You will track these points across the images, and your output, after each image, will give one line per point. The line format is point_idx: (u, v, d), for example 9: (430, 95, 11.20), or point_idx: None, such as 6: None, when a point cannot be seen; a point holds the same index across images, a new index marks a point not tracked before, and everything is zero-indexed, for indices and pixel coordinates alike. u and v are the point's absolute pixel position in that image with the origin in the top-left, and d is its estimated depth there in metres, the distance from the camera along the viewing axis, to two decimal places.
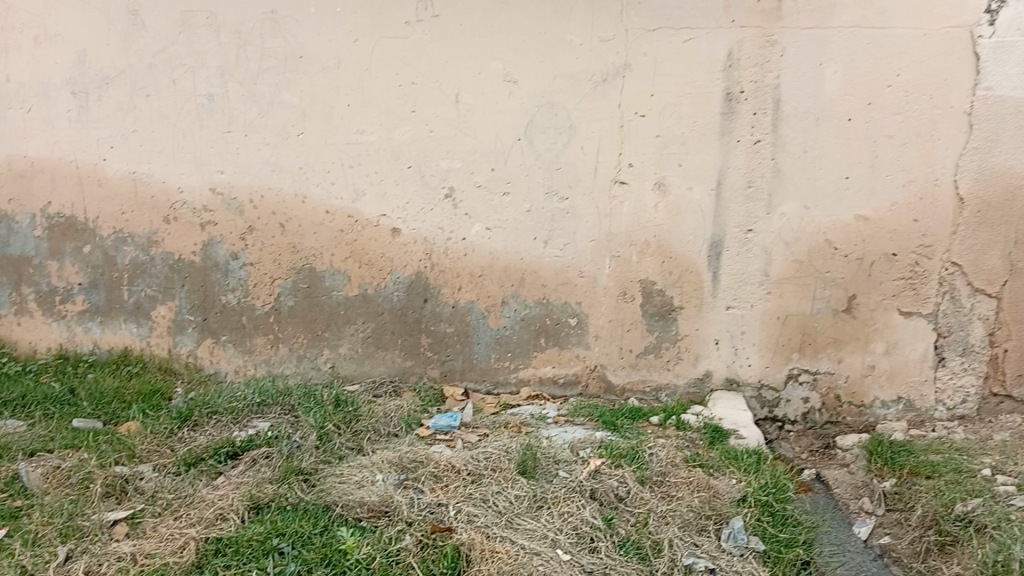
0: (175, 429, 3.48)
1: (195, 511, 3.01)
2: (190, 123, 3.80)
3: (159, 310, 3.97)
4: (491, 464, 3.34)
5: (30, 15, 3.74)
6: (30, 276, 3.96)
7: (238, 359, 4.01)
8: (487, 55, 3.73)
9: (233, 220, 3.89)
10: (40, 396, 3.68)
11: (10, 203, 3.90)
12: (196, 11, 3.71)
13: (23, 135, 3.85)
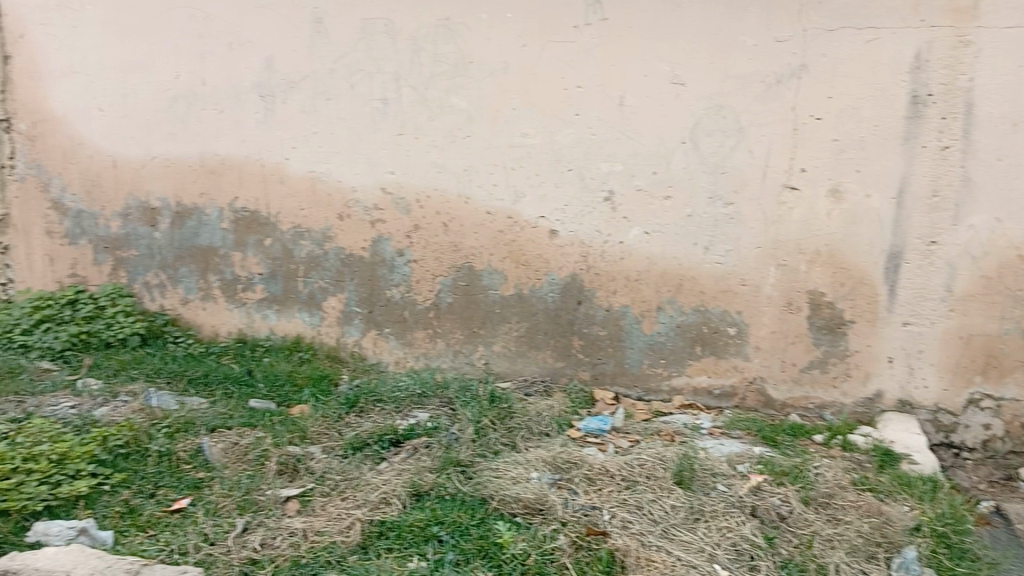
0: (343, 414, 3.66)
1: (361, 494, 3.13)
2: (366, 126, 4.01)
3: (330, 301, 4.20)
4: (646, 471, 3.29)
5: (226, 23, 4.03)
6: (216, 265, 4.27)
7: (399, 351, 4.17)
8: (656, 57, 3.70)
9: (401, 218, 4.06)
10: (222, 376, 3.95)
11: (202, 197, 4.21)
12: (376, 19, 3.90)
13: (215, 135, 4.15)
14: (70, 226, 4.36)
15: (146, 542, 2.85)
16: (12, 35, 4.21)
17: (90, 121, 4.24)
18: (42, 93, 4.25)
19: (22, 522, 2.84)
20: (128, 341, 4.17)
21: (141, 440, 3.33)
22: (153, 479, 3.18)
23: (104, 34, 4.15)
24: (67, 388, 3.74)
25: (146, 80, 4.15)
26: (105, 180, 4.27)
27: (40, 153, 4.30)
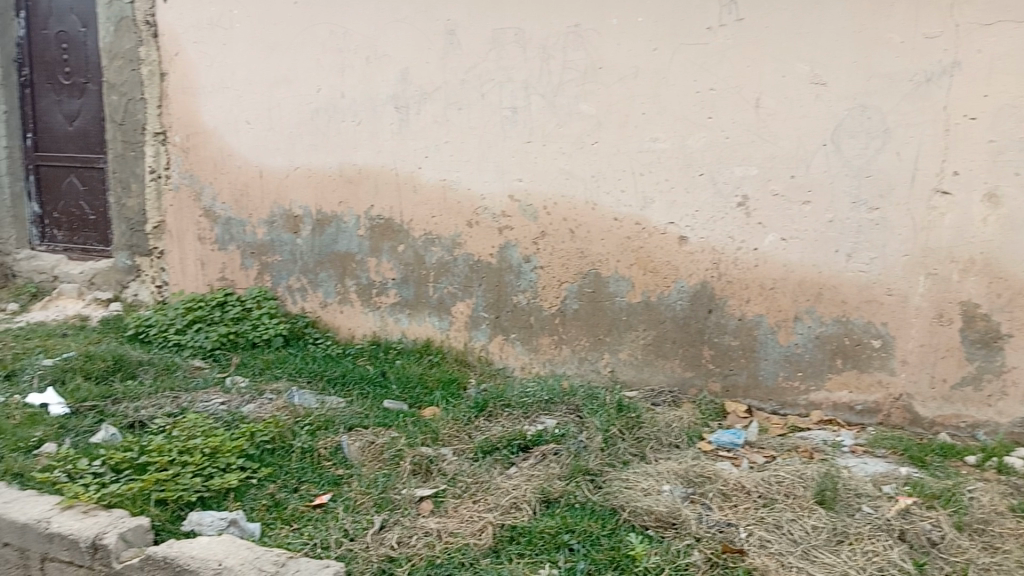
0: (473, 417, 3.73)
1: (492, 497, 3.16)
2: (495, 134, 4.07)
3: (459, 306, 4.29)
4: (784, 489, 3.17)
5: (364, 37, 4.20)
6: (353, 271, 4.45)
7: (526, 356, 4.20)
8: (794, 57, 3.56)
9: (528, 225, 4.09)
10: (358, 376, 4.11)
11: (340, 205, 4.40)
12: (506, 28, 3.96)
13: (353, 145, 4.32)
14: (220, 232, 4.65)
15: (291, 535, 2.97)
16: (170, 54, 4.57)
17: (239, 134, 4.50)
18: (195, 108, 4.57)
19: (179, 512, 3.03)
20: (272, 342, 4.39)
21: (285, 437, 3.50)
22: (296, 475, 3.32)
23: (252, 51, 4.40)
24: (218, 384, 3.99)
25: (290, 94, 4.38)
26: (251, 189, 4.53)
27: (193, 164, 4.62)
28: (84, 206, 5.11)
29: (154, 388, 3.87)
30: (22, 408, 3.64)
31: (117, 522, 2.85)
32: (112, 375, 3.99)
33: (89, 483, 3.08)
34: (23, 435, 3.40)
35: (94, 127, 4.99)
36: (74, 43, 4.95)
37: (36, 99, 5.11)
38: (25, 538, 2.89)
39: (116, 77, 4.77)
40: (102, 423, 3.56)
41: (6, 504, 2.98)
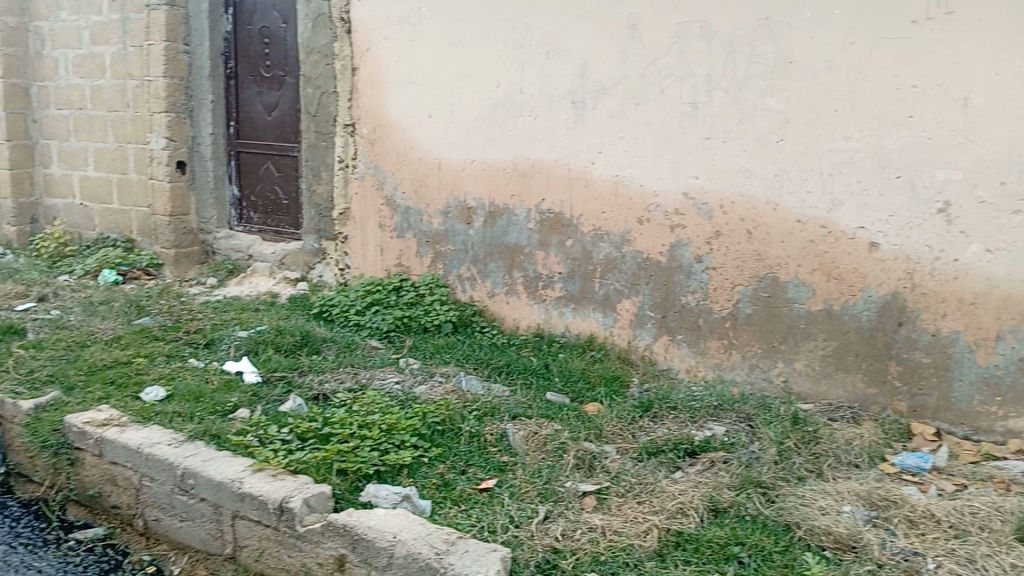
0: (638, 417, 3.69)
1: (658, 500, 3.10)
2: (674, 130, 3.98)
3: (624, 303, 4.25)
4: (980, 521, 2.90)
5: (545, 33, 4.24)
6: (521, 263, 4.52)
7: (692, 359, 4.10)
8: (1011, 53, 3.23)
9: (702, 225, 3.98)
10: (521, 367, 4.19)
11: (513, 198, 4.48)
12: (691, 22, 3.87)
13: (528, 139, 4.38)
14: (398, 220, 4.87)
15: (459, 516, 3.04)
16: (361, 50, 4.83)
17: (421, 127, 4.69)
18: (382, 101, 4.80)
19: (357, 483, 3.18)
20: (442, 327, 4.57)
21: (454, 420, 3.62)
22: (465, 457, 3.42)
23: (437, 47, 4.57)
24: (392, 364, 4.19)
25: (470, 88, 4.50)
26: (430, 180, 4.71)
27: (377, 155, 4.87)
28: (278, 191, 5.52)
29: (336, 364, 4.12)
30: (220, 374, 3.98)
31: (302, 487, 3.03)
32: (298, 349, 4.29)
33: (277, 449, 3.30)
34: (221, 399, 3.70)
35: (289, 118, 5.37)
36: (275, 38, 5.34)
37: (240, 90, 5.56)
38: (220, 495, 3.11)
39: (311, 71, 5.11)
40: (289, 393, 3.82)
41: (204, 462, 3.21)
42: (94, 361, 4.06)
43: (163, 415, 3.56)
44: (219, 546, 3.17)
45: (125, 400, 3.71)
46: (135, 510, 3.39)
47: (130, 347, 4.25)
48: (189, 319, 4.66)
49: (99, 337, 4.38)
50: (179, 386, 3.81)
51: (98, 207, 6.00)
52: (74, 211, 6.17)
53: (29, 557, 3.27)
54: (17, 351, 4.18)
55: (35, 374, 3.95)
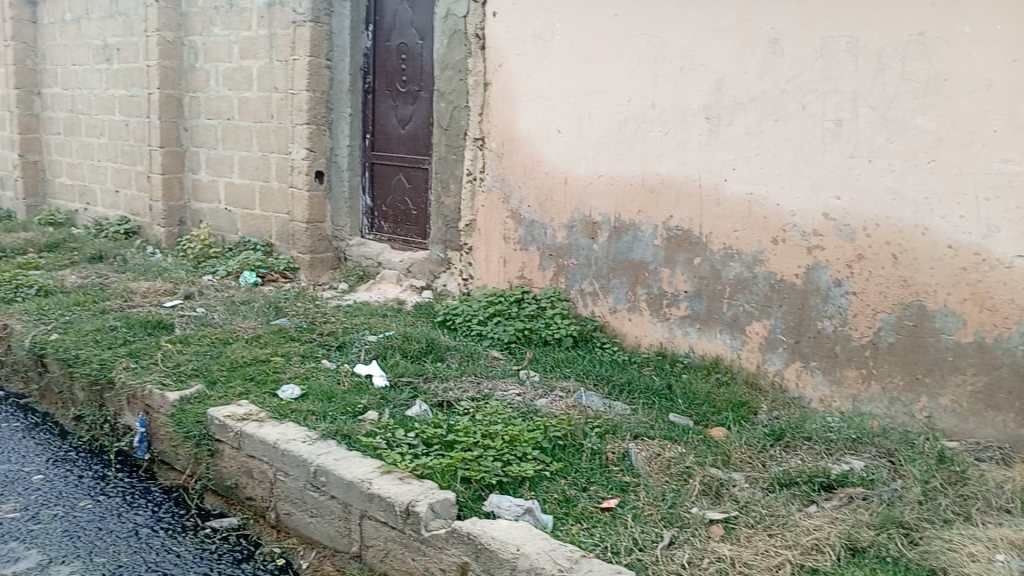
0: (768, 446, 3.56)
1: (791, 535, 2.96)
2: (815, 148, 3.83)
3: (754, 326, 4.12)
4: None
5: (680, 48, 4.18)
6: (646, 279, 4.46)
7: (825, 388, 3.93)
8: None
9: (843, 247, 3.80)
10: (643, 386, 4.12)
11: (639, 214, 4.43)
12: (837, 37, 3.72)
13: (658, 155, 4.33)
14: (523, 233, 4.92)
15: (582, 534, 2.99)
16: (494, 65, 4.93)
17: (549, 141, 4.72)
18: (513, 115, 4.87)
19: (480, 492, 3.20)
20: (562, 341, 4.57)
21: (576, 435, 3.60)
22: (587, 474, 3.38)
23: (569, 62, 4.59)
24: (514, 376, 4.21)
25: (601, 103, 4.49)
26: (556, 194, 4.73)
27: (505, 168, 4.93)
28: (408, 202, 5.69)
29: (460, 372, 4.19)
30: (351, 376, 4.13)
31: (429, 492, 3.08)
32: (423, 356, 4.39)
33: (405, 453, 3.38)
34: (352, 400, 3.83)
35: (422, 131, 5.53)
36: (412, 54, 5.52)
37: (376, 104, 5.78)
38: (349, 494, 3.20)
39: (445, 86, 5.23)
40: (415, 399, 3.91)
41: (336, 461, 3.32)
42: (235, 358, 4.30)
43: (298, 412, 3.72)
44: (346, 544, 3.25)
45: (263, 396, 3.90)
46: (268, 502, 3.54)
47: (267, 346, 4.48)
48: (322, 322, 4.86)
49: (240, 335, 4.63)
50: (313, 386, 3.97)
51: (241, 212, 6.38)
52: (218, 216, 6.58)
53: (169, 541, 3.47)
54: (166, 345, 4.48)
55: (182, 368, 4.21)
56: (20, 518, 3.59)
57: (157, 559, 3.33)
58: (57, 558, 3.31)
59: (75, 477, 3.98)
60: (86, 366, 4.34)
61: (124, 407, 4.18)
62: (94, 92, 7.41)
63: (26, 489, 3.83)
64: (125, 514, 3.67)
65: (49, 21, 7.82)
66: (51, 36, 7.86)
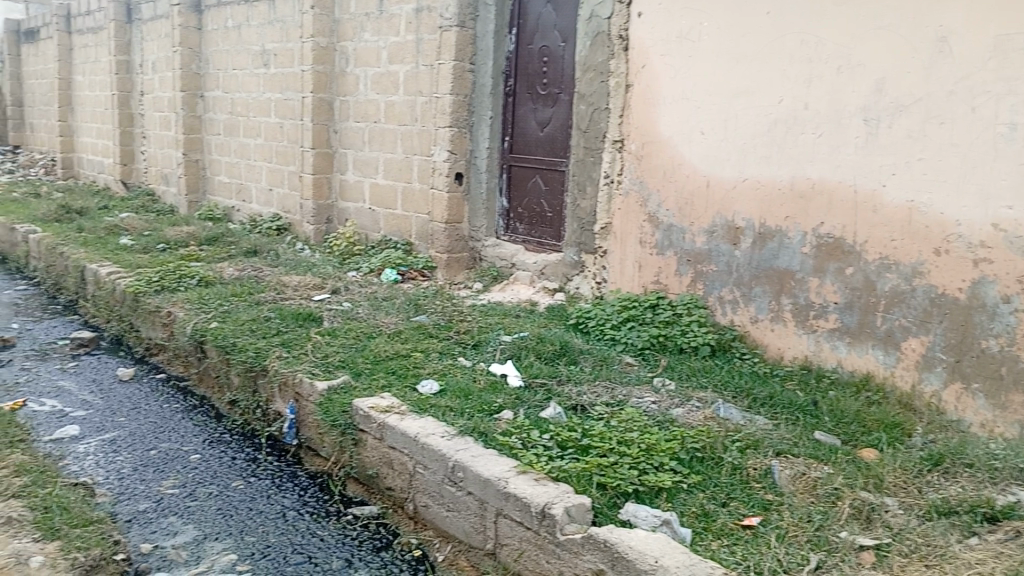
0: (925, 471, 3.33)
1: (950, 567, 2.74)
2: (985, 153, 3.53)
3: (910, 342, 3.86)
4: None
5: (837, 46, 3.98)
6: (791, 289, 4.29)
7: (988, 413, 3.62)
8: None
9: (1014, 261, 3.47)
10: (785, 401, 3.96)
11: (786, 220, 4.26)
12: (1014, 34, 3.39)
13: (810, 159, 4.14)
14: (660, 237, 4.84)
15: (723, 551, 2.89)
16: (636, 66, 4.88)
17: (692, 143, 4.62)
18: (654, 117, 4.80)
19: (615, 500, 3.15)
20: (699, 350, 4.48)
21: (715, 448, 3.51)
22: (726, 490, 3.27)
23: (716, 62, 4.47)
24: (648, 383, 4.15)
25: (749, 105, 4.35)
26: (697, 198, 4.62)
27: (644, 171, 4.87)
28: (543, 205, 5.73)
29: (594, 377, 4.18)
30: (487, 374, 4.20)
31: (564, 496, 3.07)
32: (557, 358, 4.41)
33: (540, 454, 3.39)
34: (488, 399, 3.89)
35: (561, 133, 5.55)
36: (554, 57, 5.55)
37: (517, 107, 5.86)
38: (486, 492, 3.24)
39: (586, 89, 5.24)
40: (550, 400, 3.93)
41: (473, 457, 3.37)
42: (378, 352, 4.47)
43: (437, 407, 3.81)
44: (481, 540, 3.29)
45: (404, 390, 4.03)
46: (406, 494, 3.64)
47: (408, 341, 4.64)
48: (459, 320, 4.98)
49: (382, 330, 4.81)
50: (450, 383, 4.07)
51: (383, 212, 6.64)
52: (362, 214, 6.88)
53: (314, 525, 3.67)
54: (315, 337, 4.71)
55: (330, 359, 4.42)
56: (180, 494, 3.88)
57: (302, 542, 3.53)
58: (211, 534, 3.56)
59: (230, 458, 4.28)
60: (242, 354, 4.64)
61: (275, 394, 4.42)
62: (252, 95, 7.91)
63: (185, 467, 4.15)
64: (274, 496, 3.91)
65: (214, 29, 8.41)
66: (214, 43, 8.45)
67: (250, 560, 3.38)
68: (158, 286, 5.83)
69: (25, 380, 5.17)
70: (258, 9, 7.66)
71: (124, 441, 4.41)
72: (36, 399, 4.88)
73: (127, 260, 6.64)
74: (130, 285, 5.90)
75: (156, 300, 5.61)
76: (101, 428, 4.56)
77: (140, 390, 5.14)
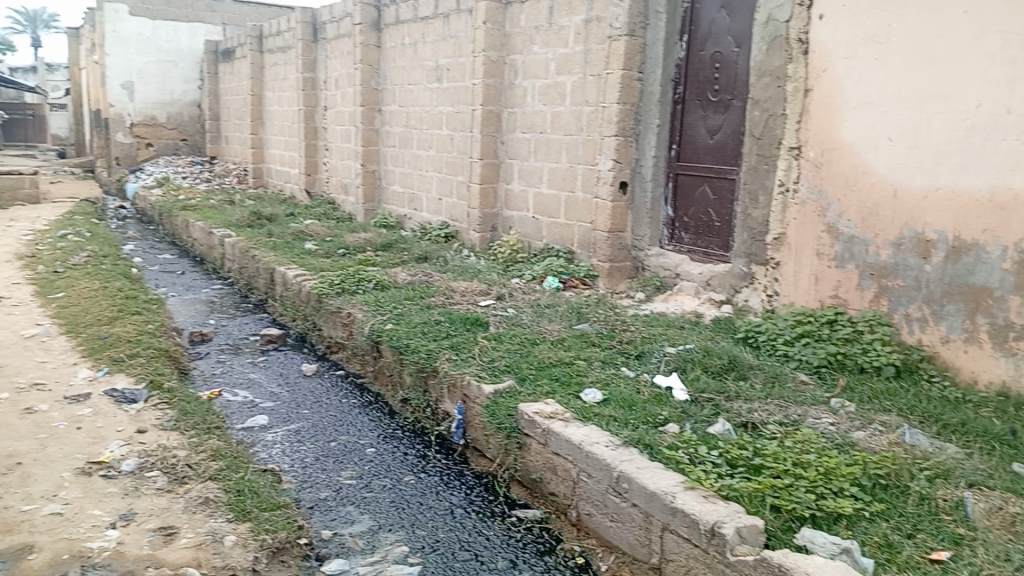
0: None
1: None
2: None
3: None
4: None
5: None
6: (988, 307, 3.90)
7: None
8: None
9: None
10: (979, 429, 3.61)
11: (985, 234, 3.88)
12: None
13: (1012, 167, 3.74)
14: (840, 249, 4.59)
15: None
16: (817, 71, 4.65)
17: (877, 150, 4.33)
18: (836, 123, 4.55)
19: (790, 524, 3.00)
20: (882, 370, 4.20)
21: (901, 476, 3.26)
22: (913, 520, 3.01)
23: (906, 64, 4.17)
24: (825, 404, 3.94)
25: (942, 109, 4.02)
26: (882, 208, 4.33)
27: (824, 179, 4.63)
28: (712, 214, 5.62)
29: (765, 394, 4.02)
30: (652, 386, 4.14)
31: (735, 516, 2.96)
32: (725, 373, 4.29)
33: (708, 470, 3.30)
34: (653, 411, 3.84)
35: (732, 141, 5.41)
36: (727, 63, 5.42)
37: (685, 115, 5.77)
38: (652, 505, 3.18)
39: (760, 94, 5.06)
40: (718, 416, 3.82)
41: (639, 469, 3.33)
42: (542, 358, 4.54)
43: (601, 416, 3.81)
44: (646, 554, 3.24)
45: (568, 397, 4.06)
46: (570, 500, 3.66)
47: (571, 349, 4.68)
48: (622, 330, 4.96)
49: (546, 337, 4.88)
50: (614, 392, 4.06)
51: (547, 220, 6.75)
52: (527, 223, 7.03)
53: (480, 524, 3.79)
54: (483, 341, 4.86)
55: (496, 363, 4.54)
56: (356, 485, 4.13)
57: (469, 540, 3.65)
58: (385, 526, 3.75)
59: (402, 454, 4.51)
60: (414, 355, 4.86)
61: (444, 394, 4.60)
62: (425, 108, 8.30)
63: (361, 460, 4.41)
64: (442, 493, 4.08)
65: (392, 46, 8.90)
66: (392, 59, 8.94)
67: (421, 553, 3.52)
68: (339, 288, 6.24)
69: (221, 372, 5.70)
70: (434, 26, 8.02)
71: (307, 432, 4.75)
72: (231, 389, 5.36)
73: (311, 264, 7.17)
74: (314, 287, 6.36)
75: (337, 302, 6.01)
76: (286, 419, 4.94)
77: (321, 385, 5.52)
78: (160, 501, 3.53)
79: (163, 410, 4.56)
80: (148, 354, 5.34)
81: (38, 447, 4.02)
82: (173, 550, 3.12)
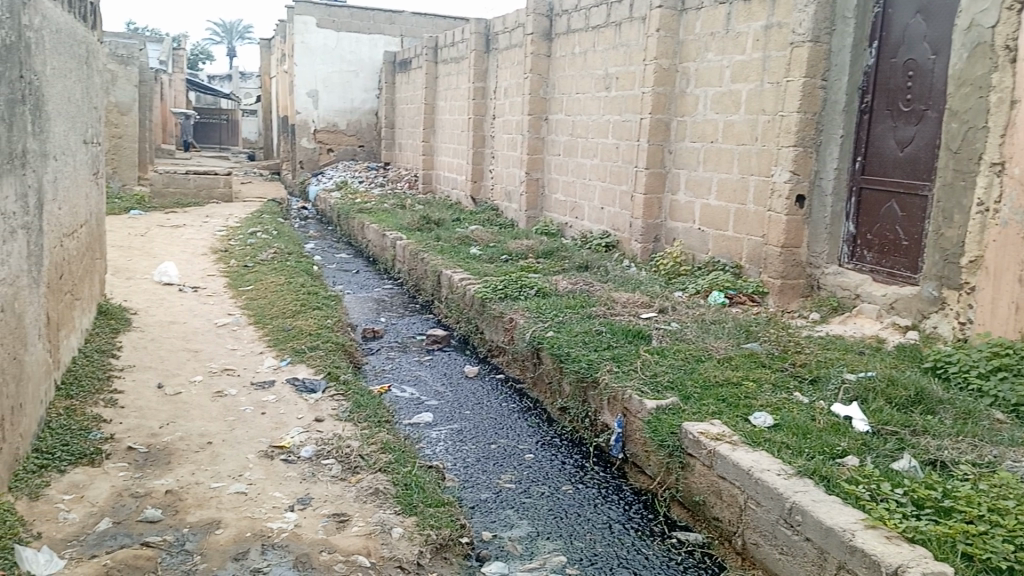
0: None
1: None
2: None
3: None
4: None
5: None
6: None
7: None
8: None
9: None
10: None
11: None
12: None
13: None
14: None
15: None
16: None
17: None
18: None
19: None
20: None
21: None
22: None
23: None
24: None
25: None
26: None
27: None
28: (899, 232, 5.22)
29: (957, 432, 3.67)
30: (829, 415, 3.90)
31: (922, 561, 2.70)
32: (911, 406, 3.97)
33: (892, 510, 3.04)
34: (831, 441, 3.61)
35: (925, 154, 5.00)
36: (921, 71, 5.03)
37: (873, 125, 5.40)
38: (827, 541, 2.98)
39: (958, 105, 4.63)
40: (903, 451, 3.53)
41: (814, 502, 3.14)
42: (708, 376, 4.41)
43: (772, 443, 3.63)
44: None
45: (736, 419, 3.91)
46: (735, 527, 3.52)
47: (739, 369, 4.50)
48: (795, 351, 4.71)
49: (713, 354, 4.73)
50: (786, 418, 3.86)
51: (715, 233, 6.56)
52: (693, 235, 6.87)
53: (639, 542, 3.74)
54: (646, 355, 4.78)
55: (658, 378, 4.44)
56: (516, 489, 4.19)
57: (628, 557, 3.61)
58: (543, 533, 3.78)
59: (560, 462, 4.54)
60: (575, 364, 4.87)
61: (604, 405, 4.57)
62: (592, 116, 8.31)
63: (520, 465, 4.48)
64: (600, 506, 4.06)
65: (562, 55, 8.99)
66: (561, 68, 9.04)
67: (579, 565, 3.52)
68: (502, 293, 6.36)
69: (391, 368, 5.98)
70: (605, 34, 8.02)
71: (469, 433, 4.89)
72: (399, 385, 5.63)
73: (476, 268, 7.38)
74: (479, 291, 6.53)
75: (500, 306, 6.14)
76: (450, 418, 5.10)
77: (483, 387, 5.66)
78: (334, 489, 3.74)
79: (338, 401, 4.84)
80: (326, 347, 5.70)
81: (228, 429, 4.39)
82: (346, 537, 3.30)
